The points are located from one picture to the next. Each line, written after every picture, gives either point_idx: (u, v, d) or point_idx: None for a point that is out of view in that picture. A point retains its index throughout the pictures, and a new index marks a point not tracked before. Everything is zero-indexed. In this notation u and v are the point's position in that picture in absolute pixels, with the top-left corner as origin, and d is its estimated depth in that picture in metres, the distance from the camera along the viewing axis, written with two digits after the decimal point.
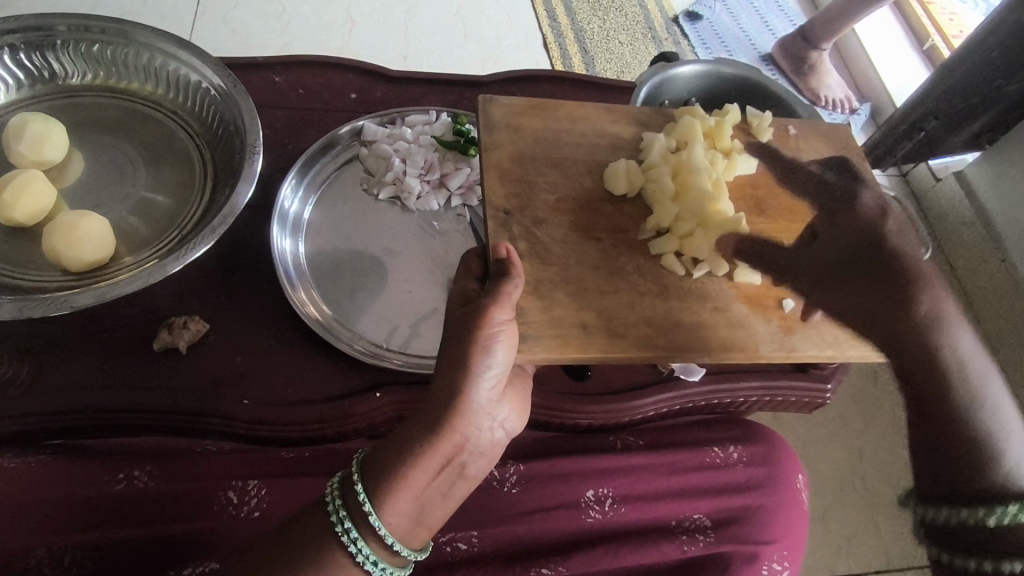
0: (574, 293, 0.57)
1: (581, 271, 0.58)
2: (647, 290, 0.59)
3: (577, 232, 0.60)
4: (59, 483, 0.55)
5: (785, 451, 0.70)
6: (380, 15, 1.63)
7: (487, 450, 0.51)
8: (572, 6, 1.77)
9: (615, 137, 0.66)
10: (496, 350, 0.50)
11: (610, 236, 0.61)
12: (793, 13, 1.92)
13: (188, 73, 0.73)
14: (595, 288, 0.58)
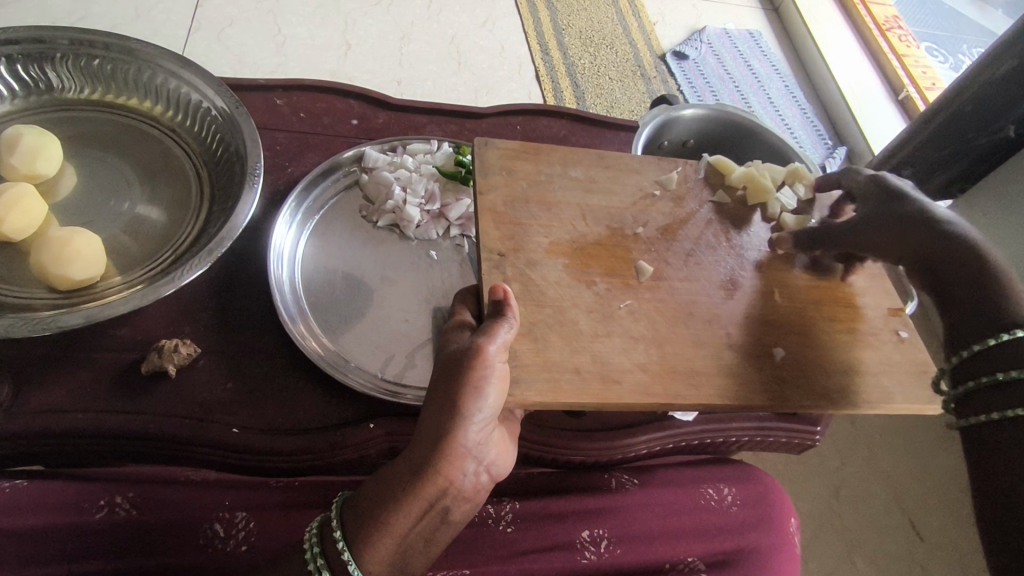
0: (568, 338, 0.56)
1: (575, 313, 0.57)
2: (644, 337, 0.58)
3: (574, 272, 0.59)
4: (40, 508, 0.53)
5: (778, 494, 0.70)
6: (376, 39, 1.65)
7: (470, 495, 0.50)
8: (564, 42, 1.81)
9: (605, 184, 0.66)
10: (486, 393, 0.49)
11: (604, 278, 0.60)
12: (776, 57, 1.99)
13: (189, 93, 0.73)
14: (589, 330, 0.57)
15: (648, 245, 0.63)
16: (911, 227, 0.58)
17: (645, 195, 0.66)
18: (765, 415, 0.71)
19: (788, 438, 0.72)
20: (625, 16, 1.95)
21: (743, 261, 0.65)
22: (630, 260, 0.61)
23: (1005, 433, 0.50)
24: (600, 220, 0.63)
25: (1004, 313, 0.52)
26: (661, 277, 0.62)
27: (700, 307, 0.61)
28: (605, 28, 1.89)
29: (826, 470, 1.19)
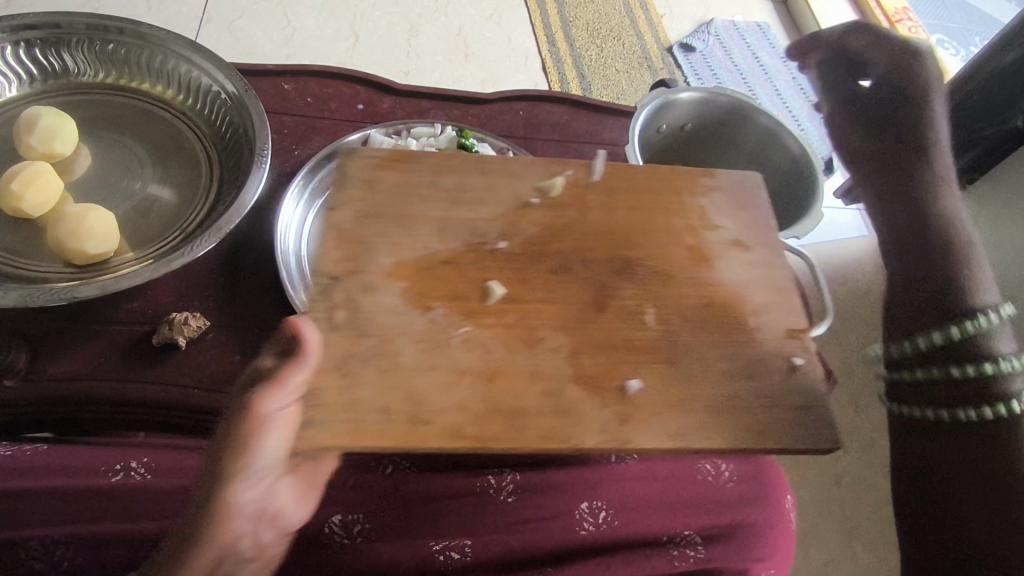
0: (383, 371, 0.46)
1: (400, 344, 0.47)
2: (461, 369, 0.47)
3: (412, 298, 0.49)
4: (48, 471, 0.54)
5: (774, 471, 0.71)
6: (385, 31, 1.67)
7: (254, 553, 0.49)
8: (571, 34, 1.82)
9: (478, 193, 0.55)
10: (267, 438, 0.43)
11: (445, 303, 0.49)
12: (784, 49, 1.99)
13: (200, 76, 0.75)
14: (482, 371, 0.47)
15: (514, 259, 0.52)
16: (888, 167, 0.56)
17: (521, 204, 0.55)
18: None
19: None
20: (632, 8, 1.95)
21: (673, 267, 0.55)
22: (480, 280, 0.51)
23: (940, 387, 0.47)
24: (457, 234, 0.53)
25: (958, 288, 0.48)
26: (518, 300, 0.51)
27: (616, 328, 0.51)
28: (611, 20, 1.90)
29: (827, 458, 1.21)
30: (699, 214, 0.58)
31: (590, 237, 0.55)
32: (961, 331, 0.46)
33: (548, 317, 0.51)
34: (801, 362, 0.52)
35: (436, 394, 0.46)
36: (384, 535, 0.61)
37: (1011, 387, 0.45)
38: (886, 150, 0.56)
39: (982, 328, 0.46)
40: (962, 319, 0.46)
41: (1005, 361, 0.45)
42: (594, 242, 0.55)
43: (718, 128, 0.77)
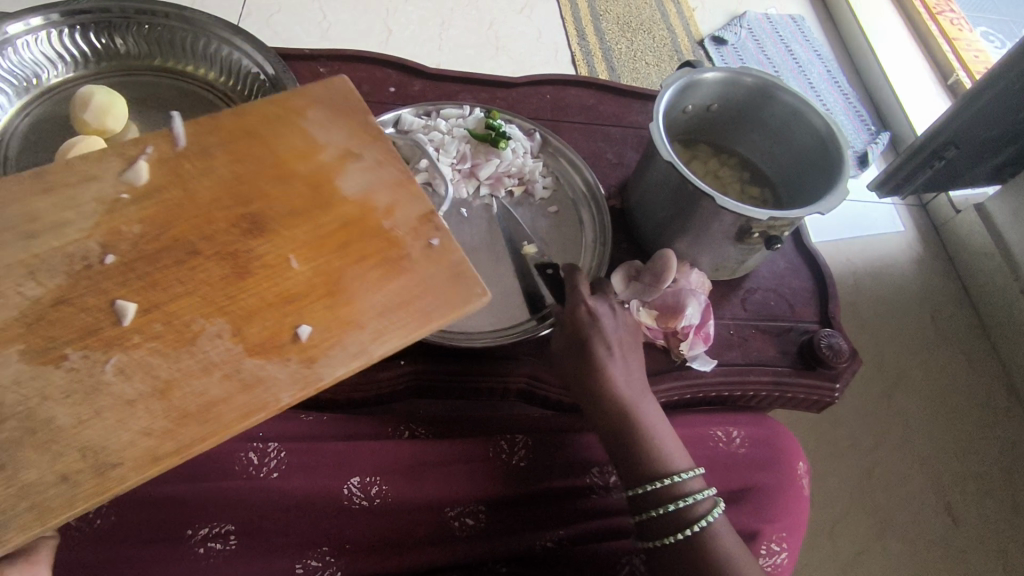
0: (41, 446, 0.41)
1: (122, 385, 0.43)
2: (231, 355, 0.45)
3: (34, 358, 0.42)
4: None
5: (788, 438, 0.71)
6: (417, 25, 1.70)
7: None
8: (601, 27, 1.84)
9: (56, 215, 0.47)
10: None
11: (75, 346, 0.43)
12: (818, 42, 1.96)
13: (240, 58, 0.78)
14: (235, 357, 0.45)
15: (127, 273, 0.46)
16: (575, 347, 0.62)
17: (110, 205, 0.48)
18: (784, 368, 0.72)
19: (807, 394, 0.73)
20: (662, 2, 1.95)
21: (282, 203, 0.50)
22: (106, 304, 0.45)
23: (671, 537, 0.56)
24: (55, 269, 0.45)
25: (655, 461, 0.58)
26: (157, 308, 0.45)
27: (262, 281, 0.47)
28: (643, 13, 1.91)
29: (858, 452, 1.19)
30: (303, 138, 0.53)
31: (199, 212, 0.49)
32: (698, 528, 0.56)
33: (196, 305, 0.46)
34: (437, 240, 0.51)
35: (193, 399, 0.43)
36: (401, 500, 0.62)
37: (696, 513, 0.57)
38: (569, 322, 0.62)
39: (675, 480, 0.57)
40: (660, 479, 0.57)
41: (687, 500, 0.57)
42: (203, 212, 0.49)
43: (750, 106, 0.76)
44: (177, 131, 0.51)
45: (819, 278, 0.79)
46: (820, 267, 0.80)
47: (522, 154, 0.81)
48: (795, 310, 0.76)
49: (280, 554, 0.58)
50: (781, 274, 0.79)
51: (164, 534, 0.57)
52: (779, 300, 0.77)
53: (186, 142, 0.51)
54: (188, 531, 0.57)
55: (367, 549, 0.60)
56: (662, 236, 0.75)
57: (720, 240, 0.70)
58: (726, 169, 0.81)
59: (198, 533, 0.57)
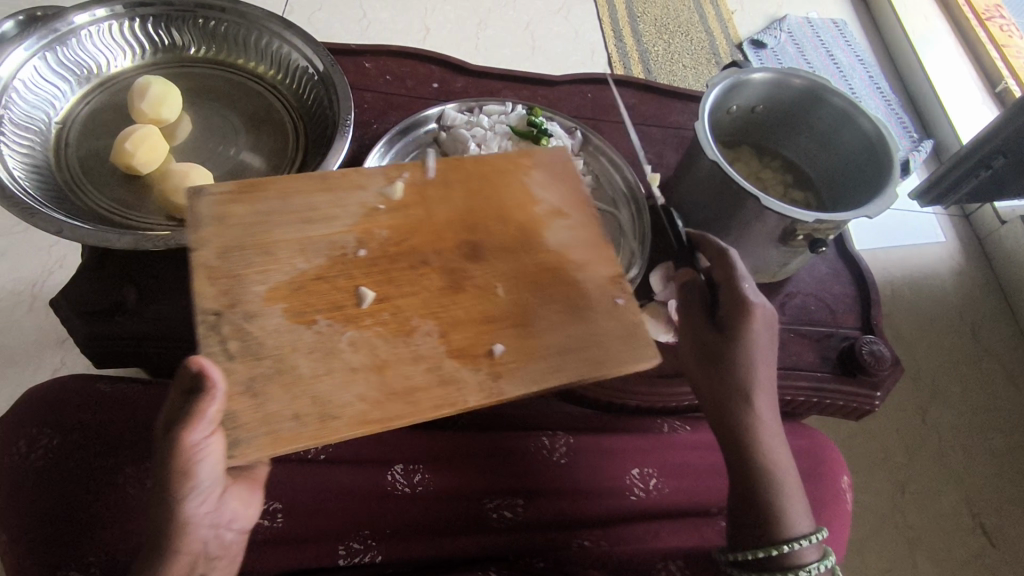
0: (285, 386, 0.48)
1: (293, 359, 0.49)
2: (437, 350, 0.50)
3: (294, 316, 0.50)
4: (133, 407, 0.63)
5: (831, 451, 0.71)
6: (455, 24, 1.72)
7: (222, 553, 0.52)
8: (639, 29, 1.83)
9: (326, 211, 0.55)
10: (201, 467, 0.46)
11: (326, 315, 0.51)
12: (860, 47, 1.93)
13: (291, 52, 0.80)
14: (439, 355, 0.51)
15: (372, 266, 0.53)
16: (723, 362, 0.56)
17: (369, 212, 0.56)
18: (823, 375, 0.71)
19: (846, 402, 0.71)
20: (701, 4, 1.94)
21: (497, 240, 0.57)
22: (351, 287, 0.52)
23: None
24: (320, 250, 0.53)
25: (777, 523, 0.55)
26: (389, 300, 0.52)
27: (471, 299, 0.53)
28: (681, 15, 1.90)
29: (893, 465, 1.17)
30: (523, 190, 0.59)
31: (433, 228, 0.56)
32: None
33: (416, 306, 0.52)
34: (622, 300, 0.55)
35: (401, 380, 0.49)
36: (441, 488, 0.64)
37: None
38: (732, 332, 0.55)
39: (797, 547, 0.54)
40: (782, 546, 0.54)
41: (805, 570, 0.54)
42: (438, 230, 0.56)
43: (796, 107, 0.75)
44: (431, 164, 0.59)
45: (862, 284, 0.78)
46: (863, 275, 0.78)
47: None
48: (836, 315, 0.75)
49: (326, 532, 0.62)
50: (823, 279, 0.78)
51: None
52: (820, 305, 0.76)
53: (435, 173, 0.59)
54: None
55: (405, 535, 0.62)
56: (703, 237, 0.74)
57: (763, 242, 0.70)
58: (767, 170, 0.80)
59: None
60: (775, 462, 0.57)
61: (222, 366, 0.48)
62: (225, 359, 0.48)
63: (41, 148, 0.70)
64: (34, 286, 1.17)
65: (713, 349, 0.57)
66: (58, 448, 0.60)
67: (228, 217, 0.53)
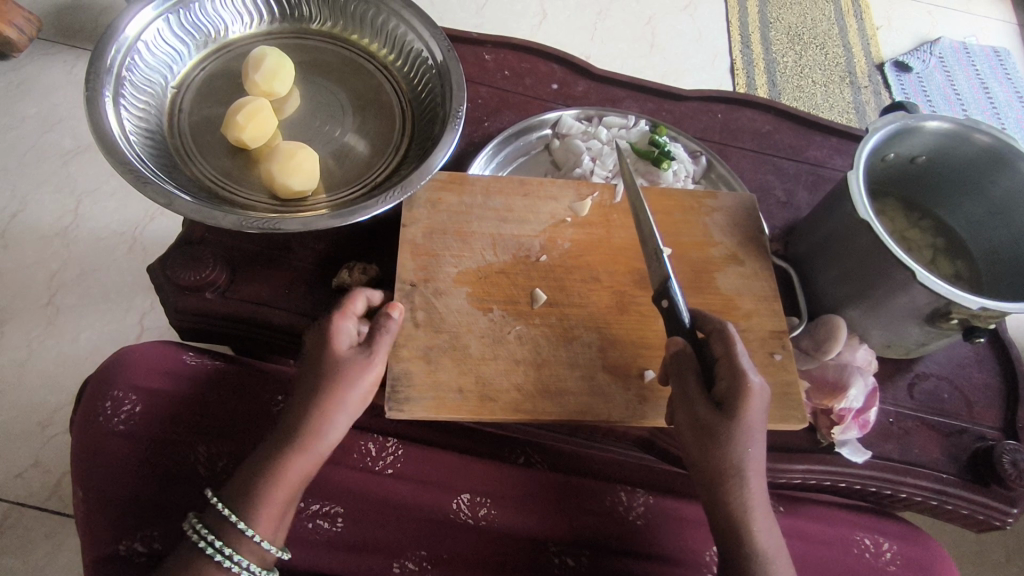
0: (457, 360, 0.58)
1: (468, 338, 0.59)
2: (595, 361, 0.59)
3: (476, 301, 0.60)
4: (217, 387, 0.63)
5: (945, 567, 0.66)
6: (572, 12, 1.64)
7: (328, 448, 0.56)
8: (769, 36, 1.69)
9: (522, 212, 0.66)
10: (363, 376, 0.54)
11: (502, 307, 0.61)
12: (1023, 82, 1.71)
13: (407, 34, 0.77)
14: (593, 366, 0.59)
15: (550, 272, 0.63)
16: (697, 429, 0.52)
17: (557, 222, 0.66)
18: (948, 478, 0.62)
19: (970, 514, 0.62)
20: (843, 15, 1.77)
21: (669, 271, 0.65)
22: (527, 287, 0.62)
23: None
24: (508, 248, 0.64)
25: None
26: (559, 306, 0.62)
27: (635, 322, 0.61)
28: (818, 26, 1.74)
29: (988, 562, 1.04)
30: (703, 232, 0.68)
31: (613, 249, 0.65)
32: None
33: (584, 317, 0.61)
34: (780, 356, 0.62)
35: (554, 381, 0.58)
36: (505, 527, 0.62)
37: None
38: (697, 399, 0.52)
39: None
40: None
41: None
42: (614, 252, 0.65)
43: (970, 165, 0.65)
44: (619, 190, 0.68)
45: (1011, 377, 0.67)
46: (1013, 367, 0.68)
47: (683, 178, 0.75)
48: (973, 410, 0.66)
49: (385, 549, 0.61)
50: (961, 365, 0.68)
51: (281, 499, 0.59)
52: (954, 394, 0.66)
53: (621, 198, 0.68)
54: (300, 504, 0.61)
55: (465, 568, 0.60)
56: (828, 296, 0.66)
57: (901, 318, 0.61)
58: (916, 229, 0.70)
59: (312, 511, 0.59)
60: (767, 554, 0.51)
61: (409, 331, 0.58)
62: (412, 326, 0.59)
63: (156, 111, 0.70)
64: (137, 228, 1.22)
65: (712, 428, 0.51)
66: (141, 416, 0.60)
67: (438, 203, 0.65)
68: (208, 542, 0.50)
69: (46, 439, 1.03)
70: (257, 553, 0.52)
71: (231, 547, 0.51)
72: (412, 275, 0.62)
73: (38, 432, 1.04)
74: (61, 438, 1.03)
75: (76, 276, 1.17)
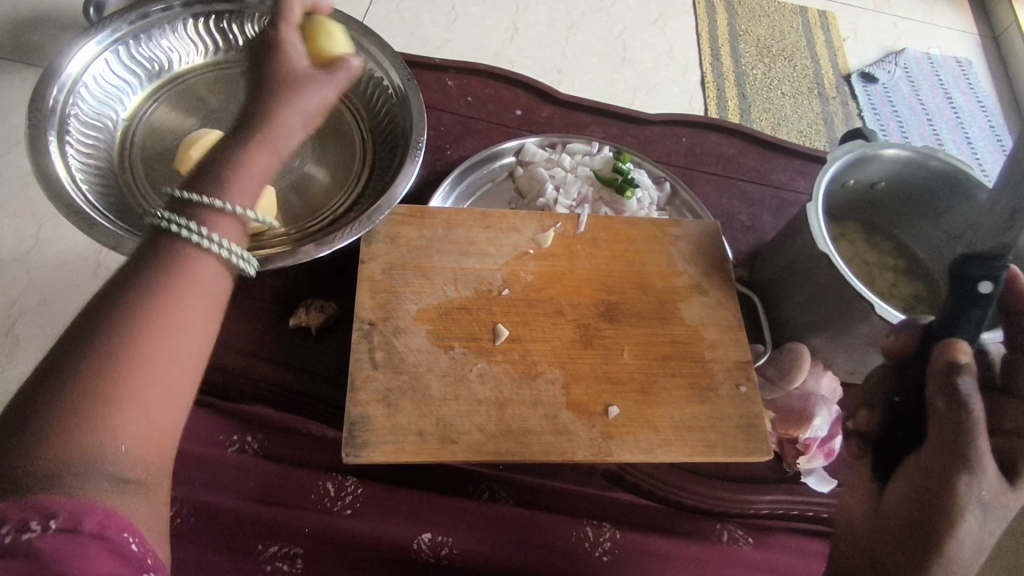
0: (416, 402, 0.56)
1: (428, 378, 0.58)
2: (557, 399, 0.58)
3: (436, 339, 0.59)
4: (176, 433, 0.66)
5: None
6: (543, 26, 1.64)
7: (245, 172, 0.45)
8: (738, 49, 1.71)
9: (484, 245, 0.65)
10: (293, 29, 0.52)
11: (463, 344, 0.60)
12: (985, 93, 1.75)
13: (366, 61, 0.75)
14: (557, 403, 0.58)
15: (512, 307, 0.62)
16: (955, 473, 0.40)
17: (520, 255, 0.65)
18: None
19: None
20: (810, 27, 1.80)
21: (632, 303, 0.64)
22: (490, 323, 0.61)
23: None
24: (470, 283, 0.63)
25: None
26: (521, 341, 0.61)
27: (599, 356, 0.61)
28: (787, 38, 1.76)
29: None
30: (667, 261, 0.67)
31: (576, 282, 0.64)
32: None
33: (547, 353, 0.60)
34: (744, 387, 0.62)
35: (517, 419, 0.57)
36: (469, 559, 0.61)
37: None
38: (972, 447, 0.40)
39: None
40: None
41: None
42: (577, 285, 0.64)
43: (927, 188, 0.66)
44: (582, 220, 0.68)
45: None
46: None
47: (648, 206, 0.74)
48: None
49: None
50: None
51: (234, 543, 0.60)
52: None
53: (585, 228, 0.68)
54: (259, 548, 0.60)
55: None
56: (791, 324, 0.66)
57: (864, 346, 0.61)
58: (877, 252, 0.71)
59: (267, 553, 0.60)
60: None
61: (368, 372, 0.57)
62: (370, 367, 0.57)
63: (105, 145, 0.68)
64: (98, 254, 1.19)
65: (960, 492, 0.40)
66: None
67: (398, 236, 0.64)
68: (191, 193, 0.43)
69: None
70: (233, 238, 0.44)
71: (203, 225, 0.42)
72: (371, 312, 0.61)
73: None
74: None
75: (35, 305, 1.13)
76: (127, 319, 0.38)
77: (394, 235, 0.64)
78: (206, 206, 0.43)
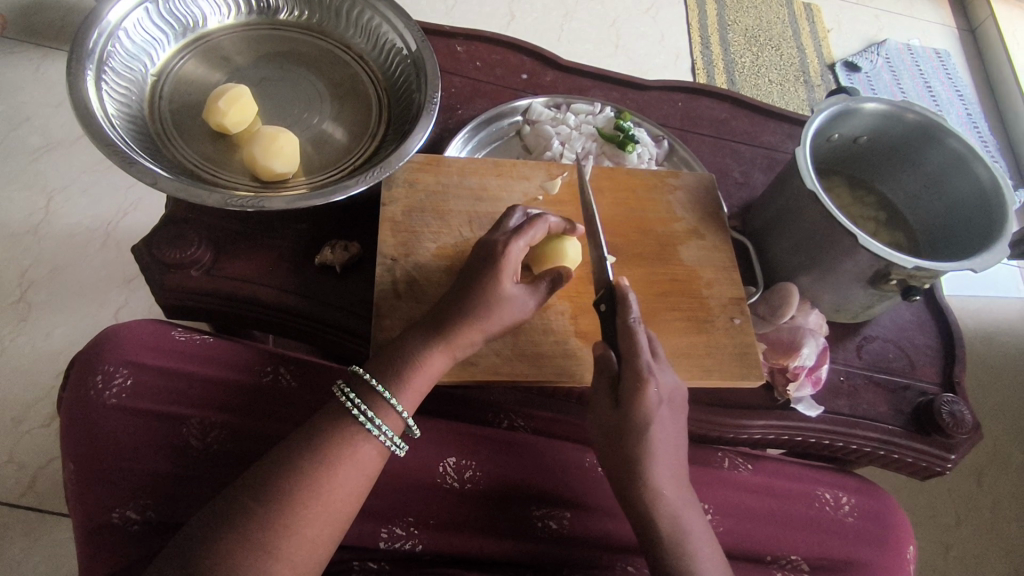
0: None
1: None
2: (567, 328, 0.63)
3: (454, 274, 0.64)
4: (209, 360, 0.65)
5: (900, 516, 0.71)
6: (539, 13, 1.69)
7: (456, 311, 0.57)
8: (727, 38, 1.77)
9: (496, 192, 0.70)
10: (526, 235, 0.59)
11: None
12: (963, 82, 1.82)
13: (381, 25, 0.80)
14: (566, 332, 0.63)
15: None
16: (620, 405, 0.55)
17: (530, 201, 0.70)
18: (895, 430, 0.67)
19: (915, 461, 0.68)
20: (796, 17, 1.86)
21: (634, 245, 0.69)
22: None
23: None
24: (484, 225, 0.67)
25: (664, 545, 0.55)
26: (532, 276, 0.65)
27: None
28: (773, 28, 1.83)
29: (939, 525, 1.13)
30: (666, 208, 0.72)
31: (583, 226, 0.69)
32: None
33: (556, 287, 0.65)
34: (739, 320, 0.67)
35: (530, 345, 0.62)
36: (487, 484, 0.64)
37: None
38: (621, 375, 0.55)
39: None
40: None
41: None
42: None
43: (904, 143, 0.71)
44: (587, 169, 0.73)
45: (949, 338, 0.73)
46: (951, 330, 0.74)
47: (647, 160, 0.79)
48: (916, 368, 0.71)
49: (372, 515, 0.62)
50: (905, 328, 0.74)
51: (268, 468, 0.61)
52: (899, 354, 0.72)
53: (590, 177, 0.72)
54: None
55: (451, 530, 0.63)
56: (781, 266, 0.71)
57: (848, 283, 0.66)
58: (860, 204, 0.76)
59: None
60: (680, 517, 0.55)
61: (392, 302, 0.61)
62: (394, 298, 0.62)
63: (136, 97, 0.72)
64: (109, 225, 1.22)
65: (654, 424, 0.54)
66: (132, 390, 0.61)
67: (416, 182, 0.69)
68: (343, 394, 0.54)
69: (20, 435, 1.02)
70: (390, 424, 0.55)
71: (371, 409, 0.54)
72: (392, 250, 0.65)
73: (12, 428, 1.03)
74: (38, 434, 1.03)
75: (48, 273, 1.16)
76: (279, 502, 0.49)
77: (412, 181, 0.69)
78: (372, 388, 0.54)
